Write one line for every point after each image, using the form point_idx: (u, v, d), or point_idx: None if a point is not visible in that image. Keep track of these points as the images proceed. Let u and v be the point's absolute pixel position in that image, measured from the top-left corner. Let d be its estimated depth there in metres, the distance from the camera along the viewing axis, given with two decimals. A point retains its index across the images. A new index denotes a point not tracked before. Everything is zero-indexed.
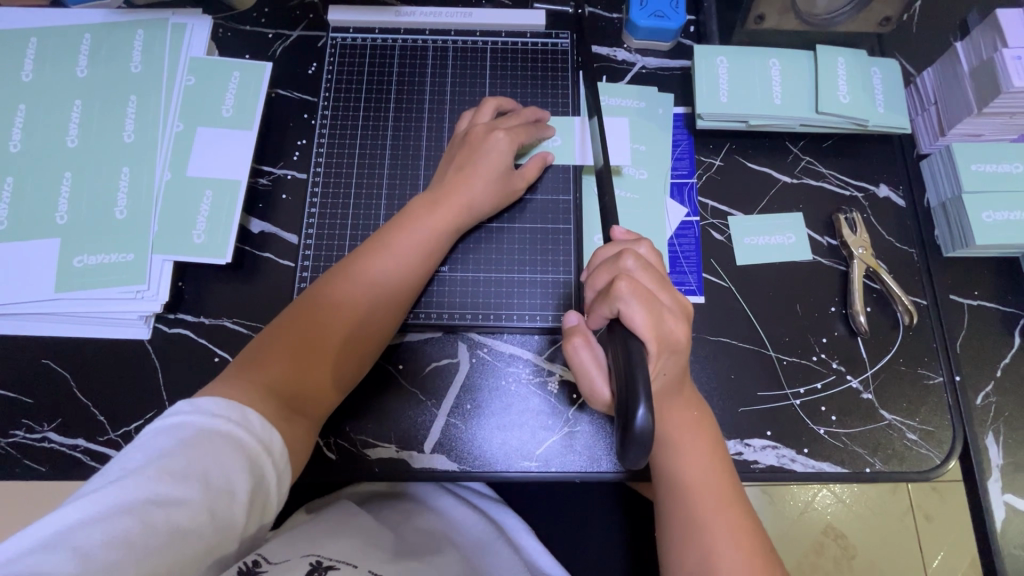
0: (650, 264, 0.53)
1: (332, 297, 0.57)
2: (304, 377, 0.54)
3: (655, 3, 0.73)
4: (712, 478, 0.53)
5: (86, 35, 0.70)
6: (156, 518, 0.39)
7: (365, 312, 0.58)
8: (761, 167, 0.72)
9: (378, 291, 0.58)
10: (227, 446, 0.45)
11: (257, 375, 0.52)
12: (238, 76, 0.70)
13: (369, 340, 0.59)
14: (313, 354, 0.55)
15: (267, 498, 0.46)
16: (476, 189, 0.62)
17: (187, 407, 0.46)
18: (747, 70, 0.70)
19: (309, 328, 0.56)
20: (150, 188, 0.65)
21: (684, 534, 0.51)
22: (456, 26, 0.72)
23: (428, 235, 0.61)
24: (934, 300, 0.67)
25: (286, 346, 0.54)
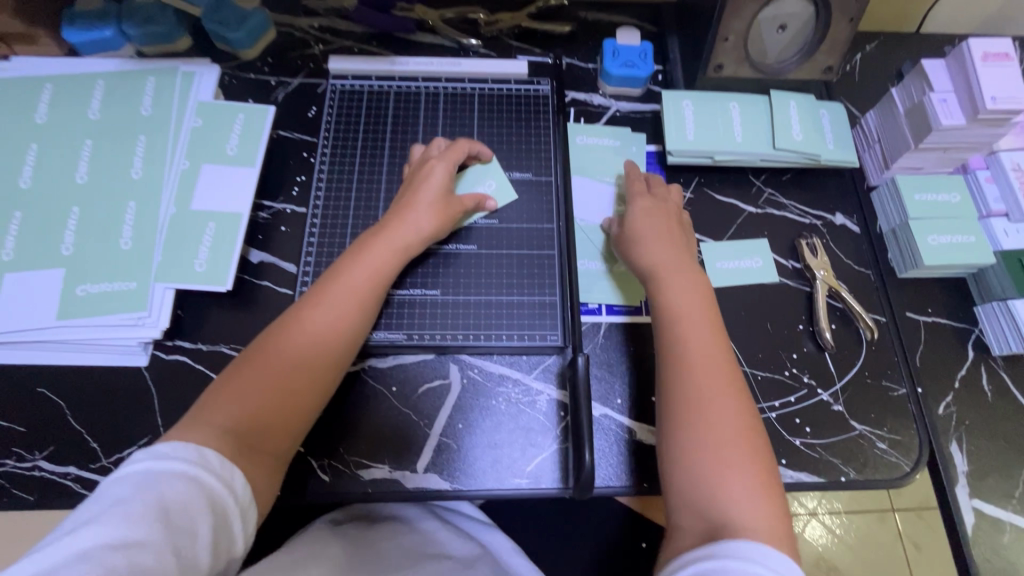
0: (672, 226, 0.68)
1: (285, 335, 0.58)
2: (264, 413, 0.54)
3: (625, 54, 0.81)
4: (718, 362, 0.56)
5: (99, 82, 0.75)
6: (118, 562, 0.39)
7: (319, 344, 0.59)
8: (728, 198, 0.79)
9: (330, 323, 0.60)
10: (189, 484, 0.46)
11: (213, 416, 0.52)
12: (242, 119, 0.75)
13: (323, 371, 0.59)
14: (269, 392, 0.55)
15: (232, 534, 0.47)
16: (419, 220, 0.66)
17: (142, 455, 0.47)
18: (710, 113, 0.77)
19: (264, 369, 0.56)
20: (155, 220, 0.68)
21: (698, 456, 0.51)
22: (447, 74, 0.79)
23: (376, 265, 0.63)
24: (892, 317, 0.73)
25: (242, 387, 0.55)
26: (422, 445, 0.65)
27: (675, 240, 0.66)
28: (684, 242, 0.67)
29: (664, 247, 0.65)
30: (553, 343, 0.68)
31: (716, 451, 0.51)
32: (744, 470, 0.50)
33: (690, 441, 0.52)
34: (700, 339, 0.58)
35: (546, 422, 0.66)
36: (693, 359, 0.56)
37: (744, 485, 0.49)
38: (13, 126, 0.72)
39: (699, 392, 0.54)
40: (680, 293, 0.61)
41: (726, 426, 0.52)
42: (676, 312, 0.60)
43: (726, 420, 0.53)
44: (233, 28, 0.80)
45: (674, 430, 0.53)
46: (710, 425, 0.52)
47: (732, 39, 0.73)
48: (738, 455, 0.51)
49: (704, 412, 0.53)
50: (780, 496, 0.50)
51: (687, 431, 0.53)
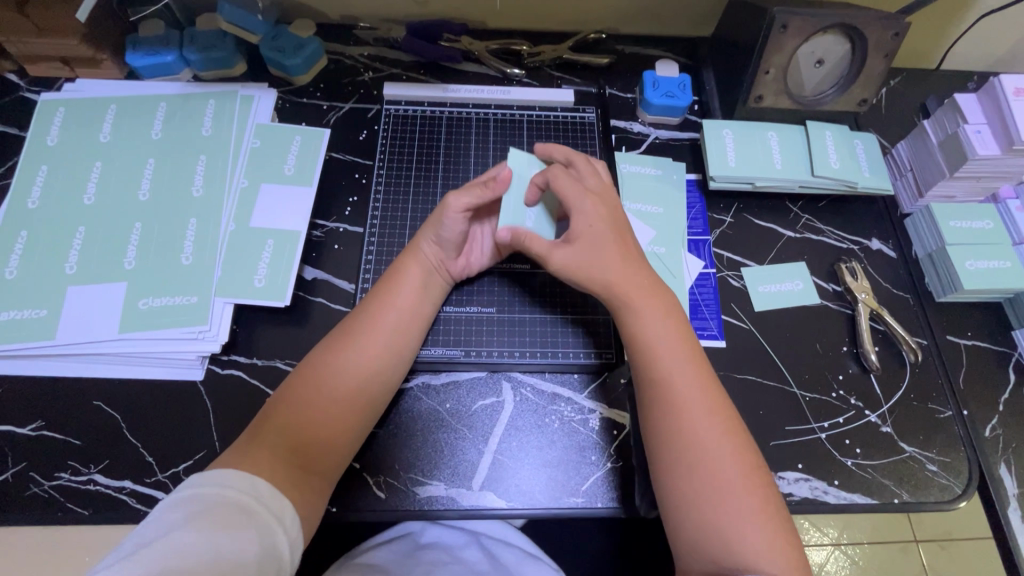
0: (623, 229, 0.64)
1: (319, 364, 0.58)
2: (312, 437, 0.54)
3: (665, 84, 0.85)
4: (706, 401, 0.56)
5: (161, 104, 0.78)
6: None
7: (363, 372, 0.59)
8: (767, 223, 0.81)
9: (366, 348, 0.60)
10: (234, 511, 0.45)
11: (262, 447, 0.52)
12: (299, 142, 0.77)
13: (366, 398, 0.59)
14: (313, 420, 0.55)
15: (282, 561, 0.46)
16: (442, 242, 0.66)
17: (200, 479, 0.46)
18: (750, 141, 0.80)
19: (304, 402, 0.56)
20: (215, 237, 0.70)
21: (697, 500, 0.53)
22: (496, 101, 0.81)
23: (404, 289, 0.64)
24: (933, 340, 0.74)
25: (285, 417, 0.54)
26: (474, 462, 0.64)
27: (628, 249, 0.62)
28: (638, 252, 0.63)
29: (628, 271, 0.61)
30: (606, 360, 0.70)
31: (722, 501, 0.52)
32: (751, 512, 0.51)
33: (698, 499, 0.52)
34: (687, 382, 0.57)
35: (599, 440, 0.66)
36: (682, 403, 0.56)
37: (751, 526, 0.51)
38: (79, 146, 0.74)
39: (696, 441, 0.54)
40: (658, 328, 0.59)
41: (735, 476, 0.53)
42: (656, 352, 0.58)
43: (730, 464, 0.53)
44: (290, 55, 0.83)
45: (673, 486, 0.54)
46: (716, 476, 0.53)
47: (773, 72, 0.76)
48: (743, 496, 0.52)
49: (697, 455, 0.54)
50: (784, 523, 0.52)
51: (693, 488, 0.53)
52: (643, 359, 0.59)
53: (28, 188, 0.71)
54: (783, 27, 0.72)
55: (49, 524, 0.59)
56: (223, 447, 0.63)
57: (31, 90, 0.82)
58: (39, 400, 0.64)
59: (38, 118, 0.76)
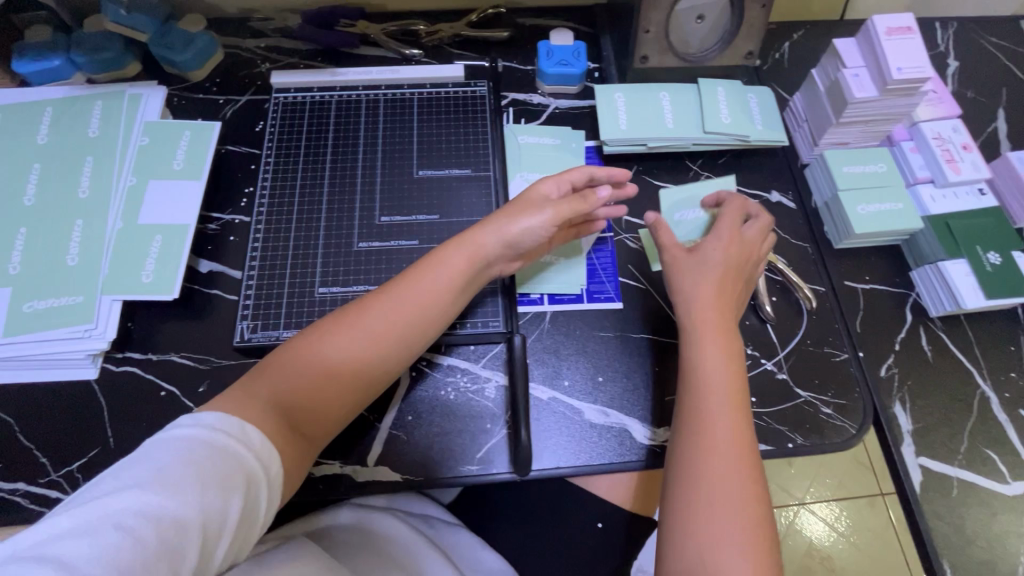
0: (727, 266, 0.65)
1: (348, 335, 0.57)
2: (316, 404, 0.55)
3: (559, 53, 0.86)
4: (747, 454, 0.56)
5: (48, 109, 0.78)
6: (145, 534, 0.39)
7: (375, 355, 0.58)
8: (666, 183, 0.81)
9: (395, 337, 0.59)
10: (225, 459, 0.45)
11: (253, 393, 0.52)
12: (189, 137, 0.77)
13: (366, 385, 0.58)
14: (310, 381, 0.55)
15: (259, 518, 0.47)
16: (495, 240, 0.64)
17: (190, 419, 0.47)
18: (643, 103, 0.80)
19: (317, 365, 0.56)
20: (102, 236, 0.70)
21: (704, 538, 0.52)
22: (385, 81, 0.80)
23: (445, 280, 0.62)
24: (831, 286, 0.75)
25: (295, 373, 0.55)
26: (369, 439, 0.65)
27: (723, 284, 0.64)
28: (731, 282, 0.65)
29: (710, 299, 0.63)
30: (497, 329, 0.69)
31: (729, 549, 0.51)
32: (745, 545, 0.52)
33: (710, 541, 0.52)
34: (729, 419, 0.57)
35: (491, 407, 0.67)
36: (722, 437, 0.56)
37: (741, 565, 0.51)
38: None
39: (724, 480, 0.54)
40: (715, 364, 0.60)
41: (748, 524, 0.52)
42: (708, 384, 0.59)
43: (745, 512, 0.53)
44: (179, 51, 0.83)
45: (687, 519, 0.53)
46: (727, 521, 0.52)
47: (653, 31, 0.76)
48: (749, 545, 0.52)
49: (722, 496, 0.53)
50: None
51: (706, 528, 0.52)
52: (695, 394, 0.59)
53: None
54: None
55: None
56: (117, 442, 0.63)
57: None
58: None
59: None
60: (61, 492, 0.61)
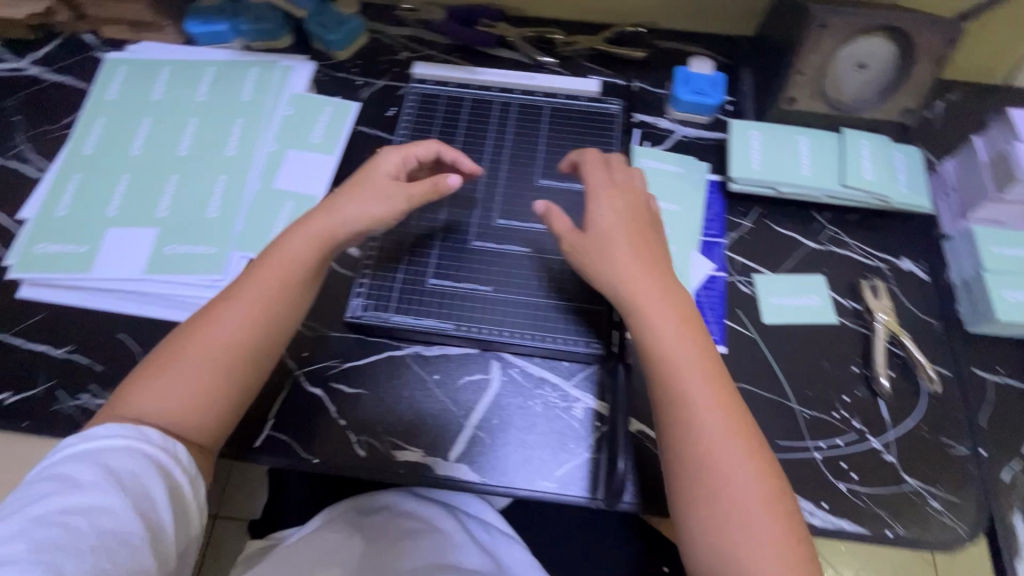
0: (642, 225, 0.62)
1: (196, 335, 0.56)
2: (198, 401, 0.54)
3: (696, 81, 0.83)
4: (731, 426, 0.53)
5: (210, 68, 0.84)
6: (80, 525, 0.45)
7: (236, 324, 0.57)
8: (788, 232, 0.78)
9: (249, 325, 0.57)
10: (126, 456, 0.50)
11: (136, 396, 0.54)
12: (328, 114, 0.81)
13: (235, 367, 0.56)
14: (167, 372, 0.55)
15: (189, 497, 0.52)
16: (370, 203, 0.62)
17: (77, 438, 0.51)
18: (779, 145, 0.77)
19: (181, 360, 0.55)
20: (241, 194, 0.74)
21: (713, 518, 0.51)
22: (520, 86, 0.81)
23: (281, 269, 0.59)
24: (957, 371, 0.69)
25: (167, 376, 0.55)
26: (456, 435, 0.66)
27: (646, 248, 0.60)
28: (657, 250, 0.61)
29: (643, 263, 0.59)
30: (598, 351, 0.67)
31: (737, 520, 0.50)
32: (758, 513, 0.50)
33: (716, 515, 0.51)
34: (699, 399, 0.54)
35: (578, 428, 0.66)
36: (695, 419, 0.53)
37: (757, 529, 0.50)
38: (134, 101, 0.81)
39: (713, 457, 0.52)
40: (686, 344, 0.56)
41: (753, 497, 0.51)
42: (684, 371, 0.55)
43: (748, 482, 0.51)
44: (332, 31, 0.88)
45: (689, 502, 0.52)
46: (730, 495, 0.51)
47: (808, 73, 0.74)
48: (759, 512, 0.50)
49: (716, 474, 0.52)
50: (800, 545, 0.50)
51: (708, 506, 0.51)
52: (661, 372, 0.56)
53: (86, 135, 0.78)
54: (822, 26, 0.70)
55: (63, 439, 0.64)
56: None
57: (101, 49, 0.90)
58: (70, 326, 0.70)
59: (102, 74, 0.83)
60: None
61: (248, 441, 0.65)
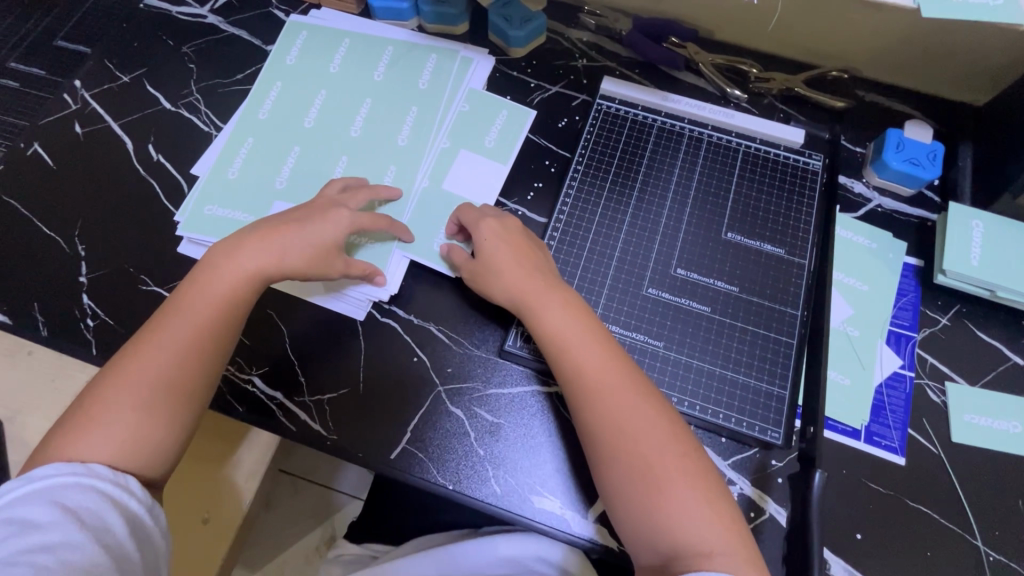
0: (525, 244, 0.65)
1: (133, 373, 0.55)
2: (146, 441, 0.54)
3: (911, 149, 0.74)
4: (662, 435, 0.54)
5: (388, 47, 0.81)
6: (46, 561, 0.45)
7: (165, 334, 0.58)
8: (993, 339, 0.68)
9: (185, 363, 0.57)
10: (77, 490, 0.49)
11: (88, 421, 0.53)
12: (502, 120, 0.76)
13: (149, 379, 0.55)
14: (126, 383, 0.55)
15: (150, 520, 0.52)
16: (289, 250, 0.62)
17: (18, 481, 0.49)
18: (1003, 241, 0.68)
19: (139, 380, 0.55)
20: (409, 190, 0.72)
21: (646, 512, 0.52)
22: (716, 122, 0.74)
23: (202, 311, 0.59)
24: None
25: (115, 406, 0.54)
26: (593, 492, 0.61)
27: (523, 250, 0.64)
28: (535, 254, 0.65)
29: (519, 265, 0.63)
30: (774, 441, 0.60)
31: (676, 514, 0.51)
32: (698, 515, 0.51)
33: (645, 506, 0.52)
34: (631, 409, 0.55)
35: None
36: (623, 428, 0.54)
37: (693, 523, 0.51)
38: (316, 70, 0.79)
39: (645, 460, 0.53)
40: (590, 352, 0.58)
41: (692, 501, 0.52)
42: (593, 381, 0.57)
43: (682, 490, 0.52)
44: (515, 27, 0.83)
45: (623, 501, 0.53)
46: (664, 494, 0.52)
47: None
48: (697, 508, 0.51)
49: (644, 472, 0.53)
50: (744, 540, 0.51)
51: (643, 502, 0.52)
52: (580, 388, 0.57)
53: (262, 99, 0.77)
54: None
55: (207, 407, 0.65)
56: (366, 390, 0.66)
57: (279, 8, 0.88)
58: None
59: (284, 38, 0.82)
60: (310, 417, 0.64)
61: (386, 449, 0.63)
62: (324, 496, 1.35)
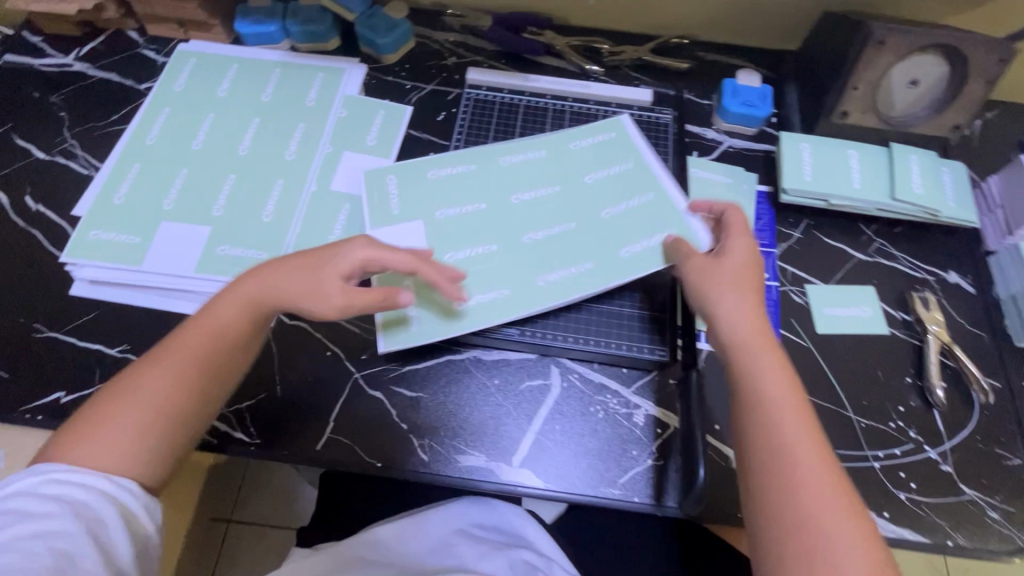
0: (751, 273, 0.62)
1: (137, 395, 0.55)
2: (148, 459, 0.55)
3: (744, 94, 0.85)
4: (822, 472, 0.51)
5: (233, 68, 0.84)
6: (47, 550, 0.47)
7: (168, 364, 0.57)
8: (837, 243, 0.79)
9: (184, 387, 0.57)
10: (79, 493, 0.51)
11: (82, 439, 0.53)
12: (653, 193, 0.73)
13: (149, 405, 0.55)
14: (115, 403, 0.55)
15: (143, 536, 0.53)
16: (290, 289, 0.59)
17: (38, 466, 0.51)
18: (829, 156, 0.78)
19: (144, 405, 0.55)
20: (297, 197, 0.74)
21: (795, 561, 0.47)
22: (574, 94, 0.83)
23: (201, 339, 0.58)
24: (1009, 384, 0.70)
25: (108, 425, 0.54)
26: (516, 440, 0.65)
27: (751, 279, 0.61)
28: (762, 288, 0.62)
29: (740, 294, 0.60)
30: (659, 357, 0.68)
31: (827, 559, 0.47)
32: (847, 555, 0.47)
33: (795, 557, 0.48)
34: (810, 451, 0.52)
35: (641, 434, 0.66)
36: (785, 449, 0.52)
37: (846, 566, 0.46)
38: (193, 98, 0.81)
39: (797, 502, 0.49)
40: (776, 395, 0.55)
41: (845, 542, 0.47)
42: (775, 423, 0.53)
43: (840, 532, 0.48)
44: (382, 35, 0.87)
45: (772, 556, 0.49)
46: (812, 540, 0.48)
47: (862, 89, 0.75)
48: (847, 547, 0.47)
49: (808, 518, 0.49)
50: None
51: (792, 552, 0.48)
52: (756, 435, 0.53)
53: (148, 128, 0.78)
54: (879, 43, 0.71)
55: None
56: (284, 391, 0.67)
57: (147, 48, 0.90)
58: (126, 326, 0.69)
59: (171, 66, 0.84)
60: (231, 427, 0.65)
61: (312, 440, 0.65)
62: (285, 537, 1.31)
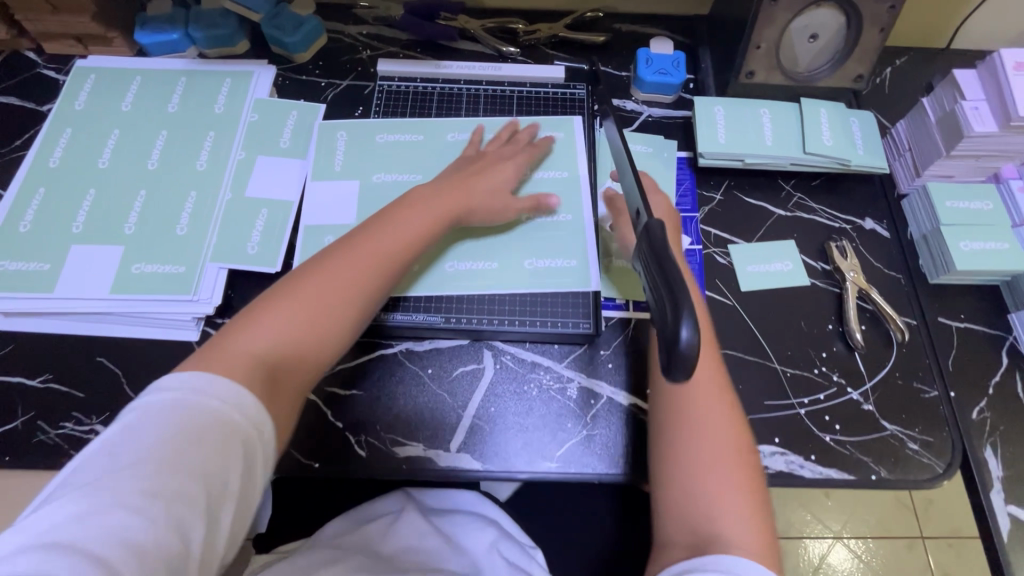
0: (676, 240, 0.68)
1: (298, 287, 0.55)
2: (296, 349, 0.52)
3: (658, 62, 0.85)
4: (713, 400, 0.57)
5: (136, 79, 0.82)
6: (157, 511, 0.39)
7: (379, 250, 0.60)
8: (757, 201, 0.80)
9: (359, 279, 0.57)
10: (219, 431, 0.43)
11: (235, 344, 0.50)
12: (568, 173, 0.76)
13: (355, 293, 0.57)
14: (331, 292, 0.55)
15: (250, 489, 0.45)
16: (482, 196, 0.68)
17: (176, 383, 0.45)
18: (741, 117, 0.80)
19: (321, 290, 0.55)
20: (212, 207, 0.73)
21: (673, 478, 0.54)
22: (487, 77, 0.84)
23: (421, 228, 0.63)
24: (924, 320, 0.73)
25: (306, 310, 0.54)
26: (453, 425, 0.66)
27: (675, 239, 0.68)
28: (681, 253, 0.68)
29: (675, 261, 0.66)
30: (584, 330, 0.68)
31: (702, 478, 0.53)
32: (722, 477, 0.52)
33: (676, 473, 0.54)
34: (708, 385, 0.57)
35: (575, 407, 0.67)
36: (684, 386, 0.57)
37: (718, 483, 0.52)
38: (96, 114, 0.79)
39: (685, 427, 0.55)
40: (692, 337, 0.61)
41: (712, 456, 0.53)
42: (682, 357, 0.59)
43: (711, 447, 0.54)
44: (290, 33, 0.85)
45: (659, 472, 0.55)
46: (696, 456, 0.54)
47: (764, 47, 0.76)
48: (720, 468, 0.53)
49: (691, 438, 0.55)
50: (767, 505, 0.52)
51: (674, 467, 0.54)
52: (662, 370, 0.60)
53: (51, 149, 0.76)
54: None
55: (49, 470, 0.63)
56: None
57: (47, 67, 0.86)
58: (47, 355, 0.67)
59: (71, 84, 0.82)
60: None
61: None
62: None
